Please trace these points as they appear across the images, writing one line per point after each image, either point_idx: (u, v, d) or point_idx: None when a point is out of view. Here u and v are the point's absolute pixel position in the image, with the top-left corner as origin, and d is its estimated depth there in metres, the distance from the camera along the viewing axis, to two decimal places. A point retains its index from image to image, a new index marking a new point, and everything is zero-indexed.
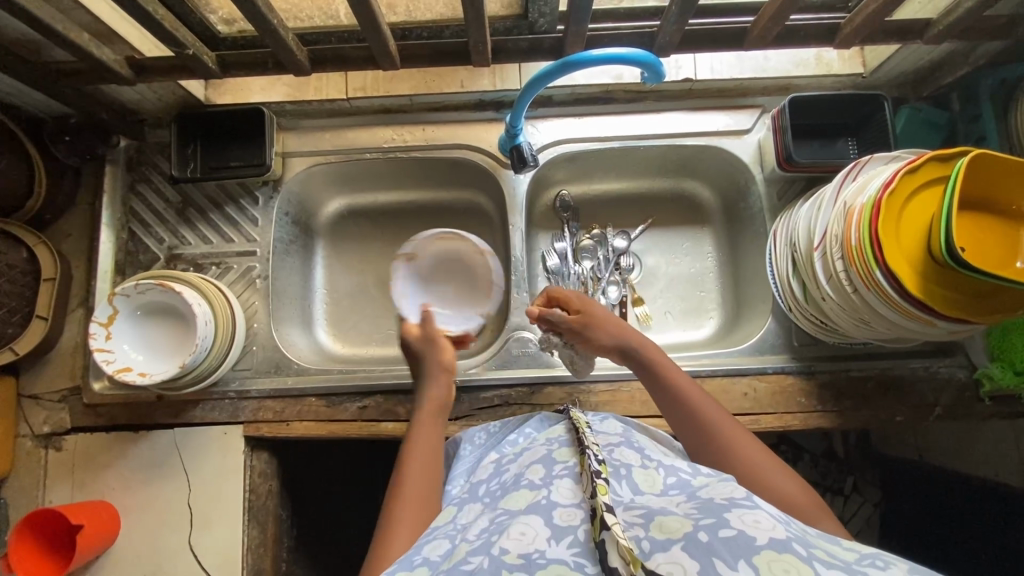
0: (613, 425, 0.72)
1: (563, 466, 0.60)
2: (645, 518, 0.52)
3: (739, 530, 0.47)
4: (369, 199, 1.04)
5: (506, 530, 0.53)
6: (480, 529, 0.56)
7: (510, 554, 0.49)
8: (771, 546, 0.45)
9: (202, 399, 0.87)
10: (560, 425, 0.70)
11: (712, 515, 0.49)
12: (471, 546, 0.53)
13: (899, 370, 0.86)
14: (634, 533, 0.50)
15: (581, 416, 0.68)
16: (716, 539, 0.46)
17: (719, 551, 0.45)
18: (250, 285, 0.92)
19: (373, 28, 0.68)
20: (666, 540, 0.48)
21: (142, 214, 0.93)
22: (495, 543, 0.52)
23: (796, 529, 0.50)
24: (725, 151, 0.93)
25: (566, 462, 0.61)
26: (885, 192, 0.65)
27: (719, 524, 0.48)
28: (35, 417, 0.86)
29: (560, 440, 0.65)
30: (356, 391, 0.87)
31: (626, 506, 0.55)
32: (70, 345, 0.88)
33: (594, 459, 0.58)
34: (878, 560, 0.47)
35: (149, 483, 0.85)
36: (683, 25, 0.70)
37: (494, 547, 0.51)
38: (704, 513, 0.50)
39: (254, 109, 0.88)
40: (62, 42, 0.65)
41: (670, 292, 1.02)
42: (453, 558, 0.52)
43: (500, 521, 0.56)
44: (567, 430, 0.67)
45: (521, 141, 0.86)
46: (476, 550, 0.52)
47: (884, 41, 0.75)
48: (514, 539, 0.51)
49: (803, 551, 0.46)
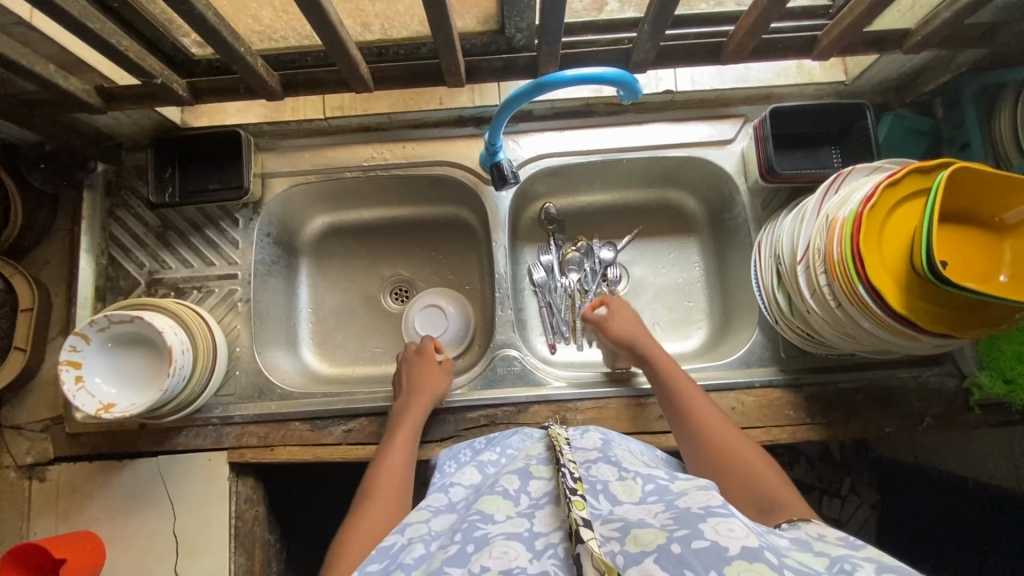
0: (592, 440, 0.70)
1: (540, 485, 0.60)
2: (621, 532, 0.50)
3: (712, 542, 0.45)
4: (352, 216, 1.03)
5: (487, 546, 0.51)
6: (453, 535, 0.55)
7: (490, 571, 0.48)
8: (742, 556, 0.44)
9: (186, 426, 0.86)
10: (539, 442, 0.69)
11: (687, 526, 0.48)
12: (448, 555, 0.51)
13: (887, 380, 0.85)
14: (609, 548, 0.49)
15: (560, 433, 0.68)
16: (688, 551, 0.45)
17: (692, 563, 0.44)
18: (232, 308, 0.91)
19: (342, 53, 0.68)
20: (639, 552, 0.47)
21: (121, 239, 0.92)
22: (472, 559, 0.50)
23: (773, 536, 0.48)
24: (708, 161, 0.93)
25: (544, 480, 0.60)
26: (867, 207, 0.64)
27: (693, 535, 0.46)
28: (18, 448, 0.86)
29: (538, 457, 0.65)
30: (340, 414, 0.86)
31: (604, 520, 0.53)
32: (50, 375, 0.87)
33: (570, 477, 0.56)
34: (846, 564, 0.47)
35: (133, 512, 0.84)
36: (658, 43, 0.70)
37: (474, 563, 0.49)
38: (680, 523, 0.49)
39: (230, 132, 0.87)
40: (28, 75, 0.64)
41: (657, 302, 1.01)
42: (430, 567, 0.51)
43: (478, 529, 0.53)
44: (545, 448, 0.67)
45: (501, 158, 0.85)
46: (452, 559, 0.50)
47: (863, 52, 0.74)
48: (496, 557, 0.49)
49: (775, 560, 0.45)
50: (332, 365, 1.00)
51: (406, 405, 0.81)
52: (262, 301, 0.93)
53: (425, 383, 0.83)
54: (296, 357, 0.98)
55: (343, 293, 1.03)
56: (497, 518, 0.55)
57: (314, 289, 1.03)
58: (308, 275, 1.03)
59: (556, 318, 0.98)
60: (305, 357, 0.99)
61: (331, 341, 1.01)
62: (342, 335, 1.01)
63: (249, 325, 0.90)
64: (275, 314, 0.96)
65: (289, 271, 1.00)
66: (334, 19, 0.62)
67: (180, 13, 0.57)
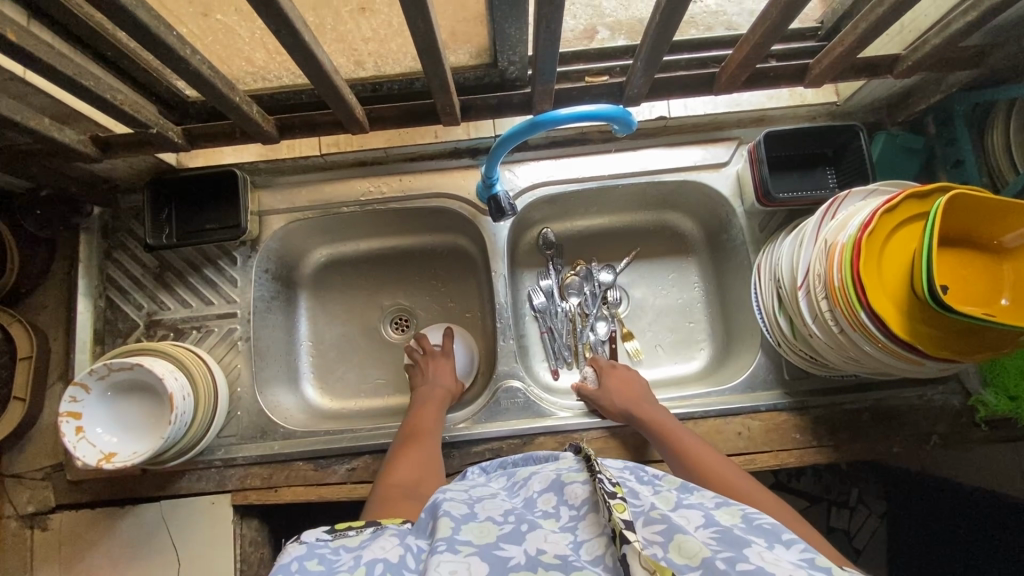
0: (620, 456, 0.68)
1: (576, 490, 0.57)
2: (664, 537, 0.50)
3: (758, 565, 0.45)
4: (351, 247, 1.03)
5: (540, 531, 0.52)
6: (505, 513, 0.55)
7: (546, 554, 0.49)
8: None
9: (189, 469, 0.85)
10: (569, 456, 0.67)
11: (731, 548, 0.47)
12: (501, 530, 0.52)
13: (893, 400, 0.85)
14: (652, 552, 0.49)
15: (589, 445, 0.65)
16: (733, 570, 0.44)
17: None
18: (232, 347, 0.90)
19: (337, 97, 0.68)
20: (683, 564, 0.47)
21: (119, 281, 0.91)
22: (528, 538, 0.51)
23: (822, 569, 0.46)
24: (704, 185, 0.93)
25: (579, 484, 0.58)
26: (864, 233, 0.64)
27: (737, 558, 0.46)
28: (19, 498, 0.84)
29: (571, 466, 0.62)
30: (344, 453, 0.85)
31: (646, 520, 0.52)
32: (50, 422, 0.86)
33: (608, 482, 0.54)
34: None
35: (138, 560, 0.83)
36: (651, 77, 0.70)
37: (529, 543, 0.51)
38: (723, 543, 0.48)
39: (227, 171, 0.87)
40: (22, 130, 0.64)
41: (658, 324, 1.01)
42: (483, 535, 0.51)
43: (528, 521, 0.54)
44: (577, 461, 0.64)
45: (498, 189, 0.85)
46: (507, 537, 0.51)
47: (855, 78, 0.74)
48: (551, 541, 0.51)
49: None
50: (334, 399, 0.99)
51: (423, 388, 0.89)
52: (262, 338, 0.92)
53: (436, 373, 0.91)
54: (297, 393, 0.97)
55: (343, 325, 1.03)
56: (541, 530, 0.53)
57: (314, 322, 1.02)
58: (308, 308, 1.03)
59: (558, 343, 0.98)
60: (306, 392, 0.99)
61: (332, 375, 1.00)
62: (343, 368, 1.01)
63: (250, 363, 0.90)
64: (276, 350, 0.95)
65: (288, 306, 1.00)
66: (327, 66, 0.62)
67: (174, 68, 0.57)
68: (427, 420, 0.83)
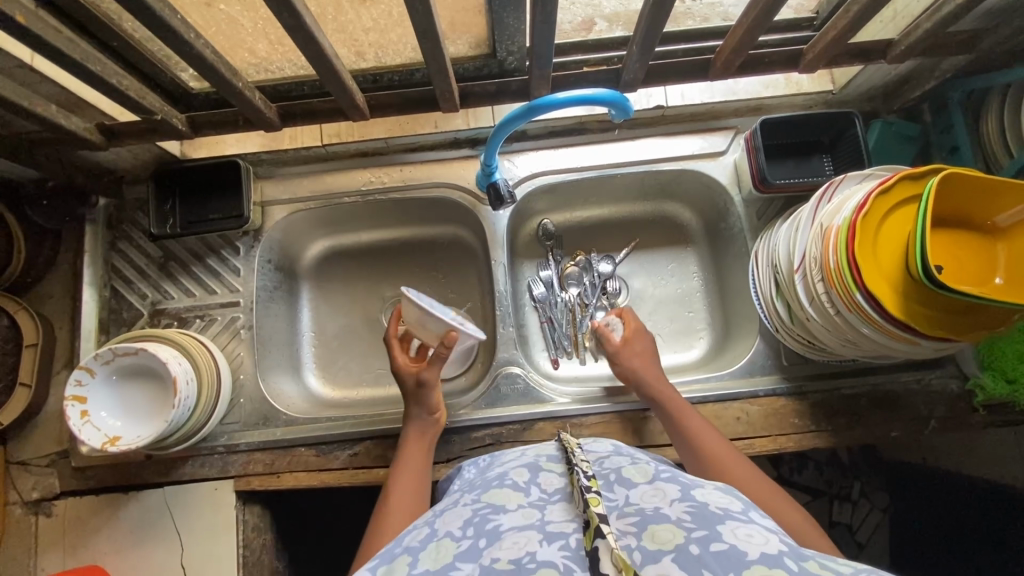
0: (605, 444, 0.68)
1: (551, 478, 0.59)
2: (638, 527, 0.49)
3: (731, 545, 0.45)
4: (352, 239, 1.04)
5: (499, 539, 0.50)
6: (464, 521, 0.54)
7: (500, 561, 0.47)
8: (761, 561, 0.43)
9: (192, 456, 0.86)
10: (550, 444, 0.68)
11: (705, 526, 0.47)
12: (459, 547, 0.50)
13: (891, 385, 0.85)
14: (626, 543, 0.48)
15: (571, 437, 0.65)
16: (707, 552, 0.44)
17: (710, 564, 0.43)
18: (235, 335, 0.91)
19: (338, 84, 0.69)
20: (657, 550, 0.46)
21: (124, 271, 0.92)
22: (485, 552, 0.49)
23: (792, 533, 0.48)
24: (702, 174, 0.94)
25: (555, 474, 0.60)
26: (859, 215, 0.65)
27: (710, 537, 0.46)
28: (24, 484, 0.85)
29: (550, 455, 0.65)
30: (346, 438, 0.86)
31: (620, 513, 0.52)
32: (55, 409, 0.87)
33: (583, 474, 0.55)
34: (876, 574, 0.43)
35: (141, 545, 0.83)
36: (646, 62, 0.71)
37: (485, 555, 0.48)
38: (697, 521, 0.48)
39: (230, 162, 0.88)
40: (30, 117, 0.65)
41: (657, 314, 1.02)
42: (439, 555, 0.50)
43: (490, 521, 0.53)
44: (557, 449, 0.66)
45: (497, 178, 0.86)
46: (465, 553, 0.49)
47: (849, 64, 0.75)
48: (507, 548, 0.48)
49: (795, 565, 0.44)
50: (336, 389, 1.00)
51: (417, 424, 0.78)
52: (265, 327, 0.93)
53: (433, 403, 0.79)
54: (299, 382, 0.98)
55: (345, 316, 1.04)
56: (508, 509, 0.54)
57: (316, 313, 1.03)
58: (310, 299, 1.04)
59: (557, 332, 0.98)
60: (308, 382, 0.99)
61: (334, 364, 1.01)
62: (345, 358, 1.02)
63: (252, 352, 0.91)
64: (278, 339, 0.96)
65: (291, 296, 1.01)
66: (328, 52, 0.63)
67: (178, 52, 0.59)
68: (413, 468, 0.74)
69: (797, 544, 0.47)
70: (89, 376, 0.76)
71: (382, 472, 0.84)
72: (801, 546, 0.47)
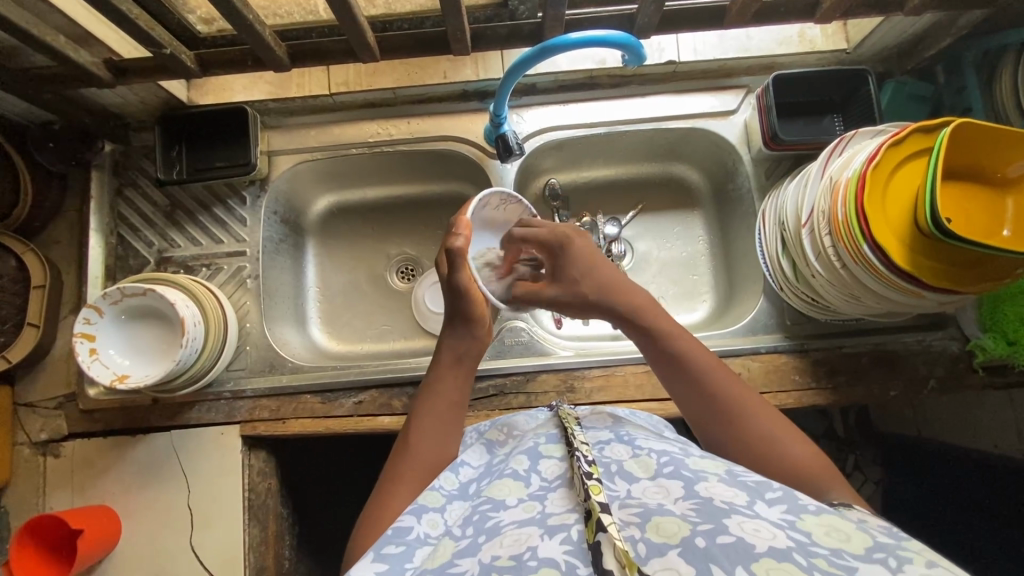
0: (603, 420, 0.68)
1: (552, 464, 0.58)
2: (641, 518, 0.48)
3: (737, 537, 0.43)
4: (358, 195, 1.04)
5: (498, 536, 0.50)
6: (468, 520, 0.55)
7: (500, 559, 0.47)
8: (770, 554, 0.42)
9: (198, 401, 0.87)
10: (548, 422, 0.68)
11: (711, 520, 0.46)
12: (458, 546, 0.51)
13: (892, 344, 0.86)
14: (629, 534, 0.47)
15: (570, 413, 0.66)
16: (713, 545, 0.43)
17: (717, 557, 0.42)
18: (241, 285, 0.91)
19: (349, 20, 0.69)
20: (662, 543, 0.45)
21: (130, 219, 0.92)
22: (484, 548, 0.49)
23: (801, 531, 0.45)
24: (712, 133, 0.93)
25: (556, 460, 0.59)
26: (870, 166, 0.65)
27: (717, 530, 0.44)
28: (33, 425, 0.86)
29: (549, 436, 0.63)
30: (351, 386, 0.87)
31: (621, 504, 0.51)
32: (63, 352, 0.88)
33: (584, 460, 0.54)
34: (894, 558, 0.42)
35: (148, 485, 0.85)
36: (661, 6, 0.71)
37: (486, 553, 0.49)
38: (703, 515, 0.46)
39: (238, 108, 0.87)
40: (38, 46, 0.66)
41: (662, 276, 1.02)
42: (438, 560, 0.50)
43: (490, 518, 0.53)
44: (556, 427, 0.65)
45: (506, 130, 0.86)
46: (463, 552, 0.50)
47: (866, 15, 0.75)
48: (507, 544, 0.48)
49: (805, 560, 0.41)
50: (340, 342, 1.01)
51: (449, 343, 0.72)
52: (270, 278, 0.93)
53: (463, 311, 0.72)
54: (304, 334, 0.99)
55: (349, 271, 1.04)
56: (508, 504, 0.54)
57: (321, 268, 1.03)
58: (315, 254, 1.04)
59: None
60: (313, 334, 1.00)
61: (338, 319, 1.02)
62: (349, 314, 1.02)
63: (258, 301, 0.91)
64: (283, 291, 0.96)
65: (296, 251, 1.01)
66: None
67: None
68: (445, 402, 0.69)
69: (807, 538, 0.44)
70: (93, 317, 0.77)
71: (385, 420, 0.85)
72: (811, 541, 0.44)
